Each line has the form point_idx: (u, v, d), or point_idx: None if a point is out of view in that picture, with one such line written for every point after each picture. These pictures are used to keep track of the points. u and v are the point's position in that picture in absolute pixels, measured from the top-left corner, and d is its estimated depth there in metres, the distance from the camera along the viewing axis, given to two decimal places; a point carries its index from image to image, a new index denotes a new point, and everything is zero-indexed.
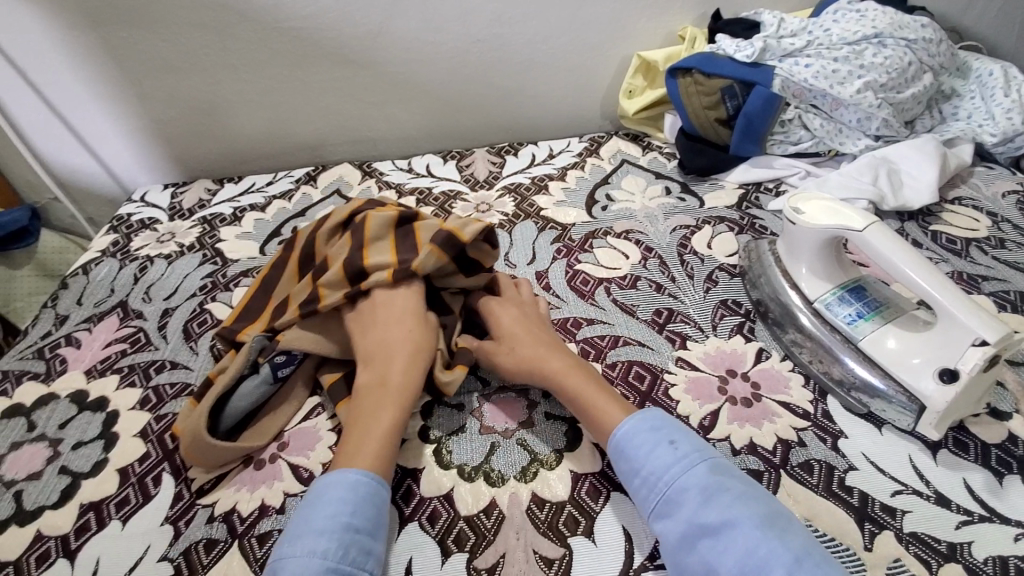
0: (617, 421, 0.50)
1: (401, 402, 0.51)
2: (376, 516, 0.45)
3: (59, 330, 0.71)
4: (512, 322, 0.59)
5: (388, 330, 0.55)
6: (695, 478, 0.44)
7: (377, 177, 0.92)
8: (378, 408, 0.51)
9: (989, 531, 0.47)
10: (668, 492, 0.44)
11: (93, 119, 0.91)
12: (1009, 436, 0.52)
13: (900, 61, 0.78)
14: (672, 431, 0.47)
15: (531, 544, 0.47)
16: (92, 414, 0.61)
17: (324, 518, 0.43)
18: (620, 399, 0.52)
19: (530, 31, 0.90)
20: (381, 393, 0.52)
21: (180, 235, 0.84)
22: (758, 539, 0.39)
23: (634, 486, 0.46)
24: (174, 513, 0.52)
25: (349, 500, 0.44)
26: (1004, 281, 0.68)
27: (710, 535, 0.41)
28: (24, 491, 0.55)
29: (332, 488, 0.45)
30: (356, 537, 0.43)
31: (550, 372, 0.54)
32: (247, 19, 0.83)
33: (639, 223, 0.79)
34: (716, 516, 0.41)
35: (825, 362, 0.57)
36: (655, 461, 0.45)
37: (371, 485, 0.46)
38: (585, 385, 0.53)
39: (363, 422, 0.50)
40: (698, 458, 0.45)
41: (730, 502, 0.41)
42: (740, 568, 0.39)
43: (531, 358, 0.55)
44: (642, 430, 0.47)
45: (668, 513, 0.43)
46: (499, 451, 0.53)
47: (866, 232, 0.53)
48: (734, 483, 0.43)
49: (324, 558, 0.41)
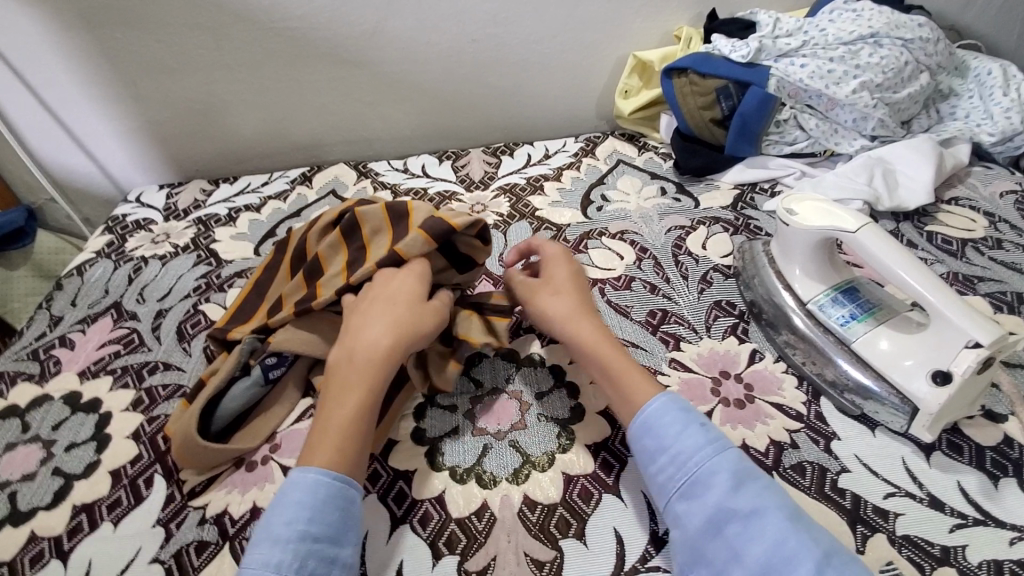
0: (645, 397, 0.49)
1: (370, 388, 0.50)
2: (337, 521, 0.44)
3: (53, 331, 0.71)
4: (562, 281, 0.59)
5: (373, 306, 0.54)
6: (726, 463, 0.44)
7: (373, 178, 0.92)
8: (347, 391, 0.50)
9: (983, 534, 0.46)
10: (696, 474, 0.44)
11: (88, 119, 0.91)
12: (1004, 438, 0.52)
13: (897, 61, 0.77)
14: (701, 416, 0.48)
15: (522, 547, 0.47)
16: (85, 415, 0.61)
17: (280, 527, 0.43)
18: (644, 374, 0.52)
19: (527, 31, 0.90)
20: (350, 373, 0.50)
21: (175, 236, 0.84)
22: (787, 529, 0.40)
23: (658, 464, 0.46)
24: (165, 515, 0.52)
25: (307, 507, 0.44)
26: (1000, 281, 0.68)
27: (738, 521, 0.41)
28: (17, 493, 0.55)
29: (291, 490, 0.45)
30: (314, 546, 0.42)
31: (582, 335, 0.55)
32: (242, 19, 0.82)
33: (635, 224, 0.79)
34: (746, 503, 0.41)
35: (818, 363, 0.57)
36: (686, 441, 0.45)
37: (331, 486, 0.45)
38: (614, 352, 0.53)
39: (327, 411, 0.49)
40: (726, 444, 0.45)
41: (760, 491, 0.42)
42: (767, 555, 0.39)
43: (571, 325, 0.55)
44: (672, 409, 0.47)
45: (692, 495, 0.43)
46: (491, 453, 0.53)
47: (859, 232, 0.53)
48: (757, 474, 0.44)
49: (278, 569, 0.41)
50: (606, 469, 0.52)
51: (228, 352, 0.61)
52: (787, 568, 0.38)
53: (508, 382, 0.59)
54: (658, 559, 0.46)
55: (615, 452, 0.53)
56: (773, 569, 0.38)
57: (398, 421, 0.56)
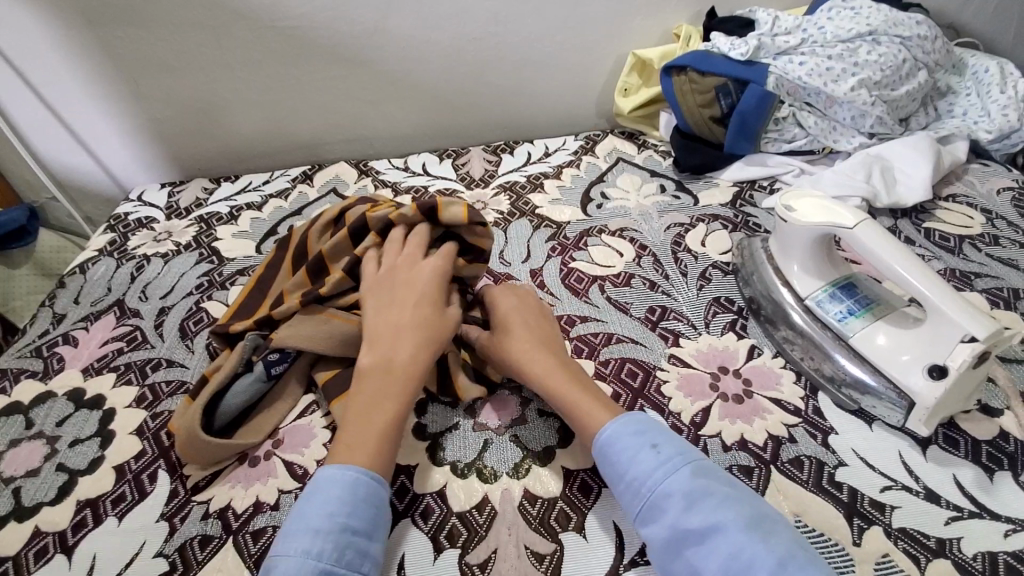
0: (601, 425, 0.49)
1: (408, 393, 0.51)
2: (373, 518, 0.45)
3: (56, 329, 0.71)
4: (506, 313, 0.58)
5: (403, 317, 0.53)
6: (679, 481, 0.43)
7: (373, 176, 0.92)
8: (384, 398, 0.50)
9: (979, 527, 0.47)
10: (651, 496, 0.43)
11: (90, 118, 0.92)
12: (1000, 432, 0.53)
13: (894, 59, 0.78)
14: (655, 435, 0.47)
15: (522, 540, 0.48)
16: (89, 412, 0.61)
17: (321, 517, 0.43)
18: (601, 401, 0.51)
19: (526, 29, 0.90)
20: (388, 380, 0.51)
21: (177, 234, 0.84)
22: (743, 542, 0.39)
23: (619, 491, 0.46)
24: (169, 509, 0.53)
25: (346, 501, 0.44)
26: (997, 278, 0.68)
27: (694, 540, 0.40)
28: (23, 488, 0.55)
29: (330, 484, 0.45)
30: (352, 539, 0.43)
31: (534, 371, 0.54)
32: (243, 18, 0.83)
33: (634, 221, 0.79)
34: (699, 521, 0.41)
35: (816, 359, 0.57)
36: (640, 465, 0.45)
37: (368, 484, 0.46)
38: (565, 386, 0.52)
39: (365, 416, 0.49)
40: (681, 461, 0.44)
41: (715, 505, 0.41)
42: (725, 572, 0.38)
43: (520, 358, 0.55)
44: (624, 436, 0.47)
45: (653, 518, 0.43)
46: (492, 448, 0.54)
47: (856, 230, 0.54)
48: (718, 486, 0.43)
49: (319, 559, 0.41)
50: None
51: (229, 348, 0.61)
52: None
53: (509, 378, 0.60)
54: None
55: None
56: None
57: None
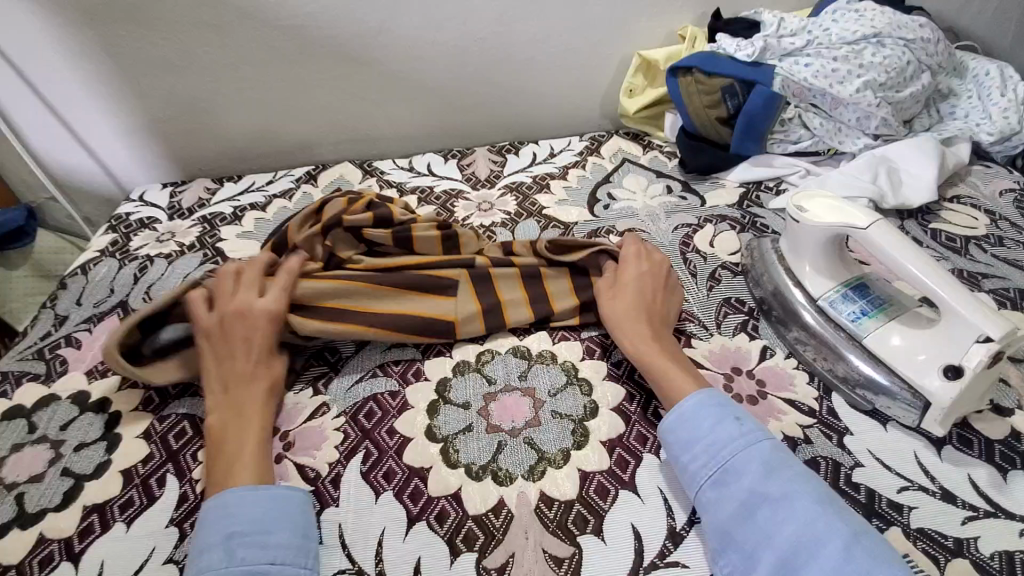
0: (686, 392, 0.51)
1: (264, 428, 0.53)
2: (262, 515, 0.45)
3: (58, 330, 0.70)
4: (631, 279, 0.61)
5: (244, 366, 0.55)
6: (759, 452, 0.45)
7: (378, 176, 0.92)
8: (241, 437, 0.51)
9: (995, 526, 0.47)
10: (727, 461, 0.45)
11: (90, 117, 0.90)
12: (1012, 431, 0.53)
13: (899, 61, 0.78)
14: (737, 410, 0.49)
15: (540, 543, 0.47)
16: (94, 415, 0.60)
17: (206, 535, 0.44)
18: (689, 372, 0.53)
19: (532, 30, 0.90)
20: (242, 421, 0.52)
21: (180, 235, 0.83)
22: (818, 511, 0.41)
23: (691, 453, 0.47)
24: (179, 515, 0.52)
25: (224, 513, 0.45)
26: (1003, 278, 0.68)
27: (768, 504, 0.42)
28: (26, 494, 0.54)
29: (210, 507, 0.46)
30: (240, 539, 0.44)
31: (631, 333, 0.57)
32: (246, 16, 0.82)
33: (641, 222, 0.80)
34: (776, 489, 0.43)
35: (829, 360, 0.57)
36: (719, 433, 0.47)
37: (247, 492, 0.46)
38: (659, 352, 0.55)
39: (226, 453, 0.50)
40: (760, 436, 0.47)
41: (791, 478, 0.44)
42: (796, 537, 0.40)
43: (615, 319, 0.58)
44: (709, 405, 0.49)
45: (725, 482, 0.45)
46: (506, 450, 0.53)
47: (869, 229, 0.54)
48: (792, 462, 0.45)
49: (212, 568, 0.42)
50: (622, 465, 0.52)
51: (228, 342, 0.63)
52: (816, 547, 0.39)
53: (521, 380, 0.59)
54: (676, 555, 0.46)
55: (630, 448, 0.53)
56: (802, 549, 0.40)
57: (412, 419, 0.56)
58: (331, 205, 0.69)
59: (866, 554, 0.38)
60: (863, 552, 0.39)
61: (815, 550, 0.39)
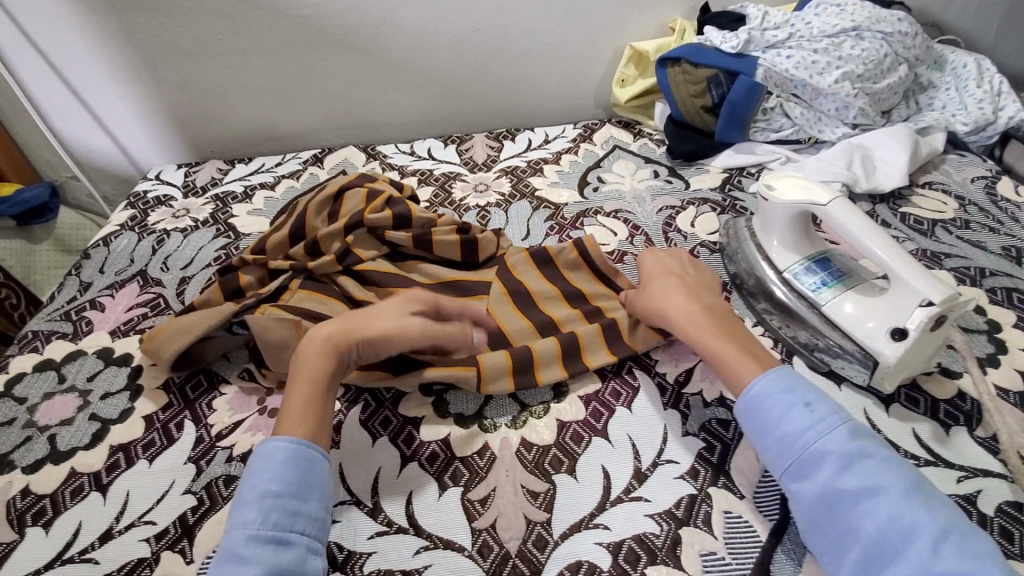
0: (747, 372, 0.51)
1: (319, 377, 0.52)
2: (297, 479, 0.46)
3: (84, 295, 0.76)
4: (659, 274, 0.62)
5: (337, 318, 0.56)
6: (836, 444, 0.44)
7: (381, 160, 0.97)
8: (301, 380, 0.52)
9: (934, 472, 0.52)
10: (802, 455, 0.45)
11: (111, 100, 0.96)
12: (958, 392, 0.57)
13: (876, 53, 0.82)
14: (808, 394, 0.48)
15: (518, 480, 0.52)
16: (118, 368, 0.66)
17: (247, 490, 0.45)
18: (748, 351, 0.53)
19: (528, 21, 0.94)
20: (305, 366, 0.53)
21: (195, 212, 0.89)
22: (903, 506, 0.41)
23: (765, 445, 0.47)
24: (196, 453, 0.57)
25: (269, 467, 0.46)
26: (966, 258, 0.73)
27: (850, 499, 0.42)
28: (58, 435, 0.60)
29: (259, 455, 0.47)
30: (277, 501, 0.45)
31: (684, 313, 0.56)
32: (257, 7, 0.87)
33: (628, 204, 0.84)
34: (857, 482, 0.42)
35: (792, 326, 0.63)
36: (790, 424, 0.46)
37: (291, 447, 0.47)
38: (715, 332, 0.54)
39: (289, 391, 0.52)
40: (835, 423, 0.45)
41: (872, 469, 0.43)
42: (881, 531, 0.40)
43: (658, 305, 0.59)
44: (773, 393, 0.48)
45: (804, 475, 0.45)
46: (492, 402, 0.59)
47: (829, 205, 0.58)
48: (872, 450, 0.44)
49: (247, 526, 0.43)
50: (596, 416, 0.57)
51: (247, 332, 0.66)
52: (903, 542, 0.40)
53: None
54: (640, 491, 0.51)
55: (604, 402, 0.58)
56: (889, 544, 0.40)
57: None
58: (352, 196, 0.73)
59: (956, 551, 0.38)
60: (953, 549, 0.38)
61: (902, 545, 0.40)
